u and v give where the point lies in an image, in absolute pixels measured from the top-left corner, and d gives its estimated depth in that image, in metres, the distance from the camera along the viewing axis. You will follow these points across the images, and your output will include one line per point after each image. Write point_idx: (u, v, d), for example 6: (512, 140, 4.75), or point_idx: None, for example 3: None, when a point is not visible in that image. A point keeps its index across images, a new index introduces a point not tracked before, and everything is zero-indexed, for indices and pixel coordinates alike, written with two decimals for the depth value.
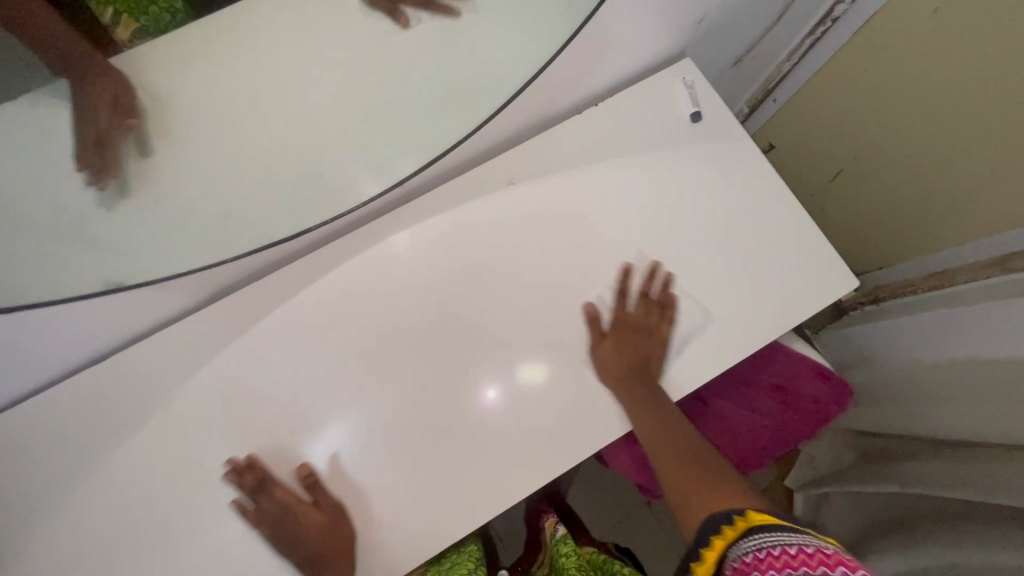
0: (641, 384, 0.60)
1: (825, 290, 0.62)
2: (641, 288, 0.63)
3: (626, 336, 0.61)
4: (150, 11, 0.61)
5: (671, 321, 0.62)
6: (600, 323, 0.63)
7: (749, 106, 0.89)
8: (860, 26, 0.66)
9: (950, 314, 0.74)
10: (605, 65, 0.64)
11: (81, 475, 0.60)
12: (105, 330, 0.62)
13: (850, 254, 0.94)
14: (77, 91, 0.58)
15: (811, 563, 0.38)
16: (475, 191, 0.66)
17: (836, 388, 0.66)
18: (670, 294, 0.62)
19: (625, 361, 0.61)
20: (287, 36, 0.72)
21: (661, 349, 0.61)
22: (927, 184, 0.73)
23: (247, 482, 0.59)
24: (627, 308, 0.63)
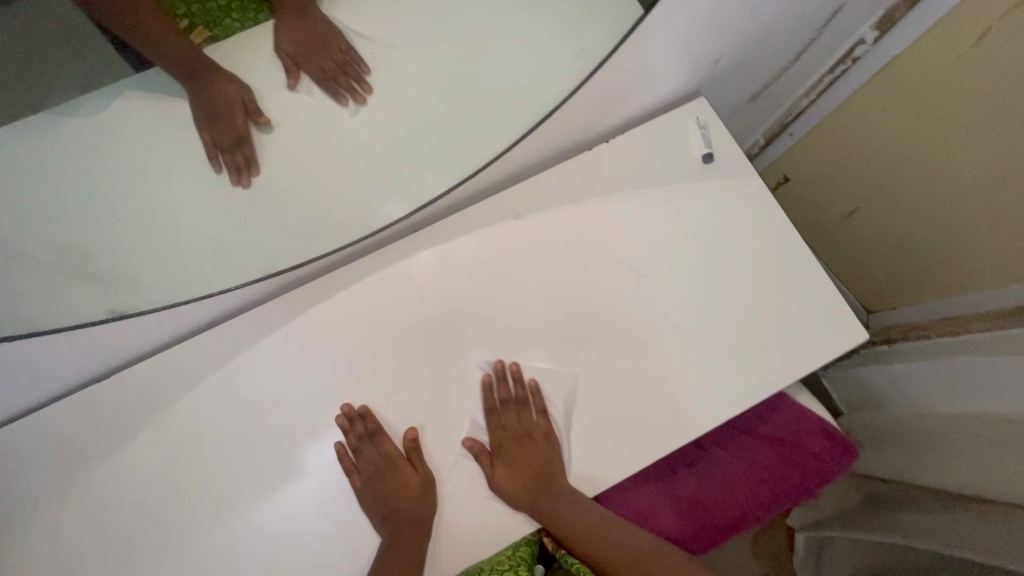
0: (552, 495, 0.60)
1: (833, 340, 0.61)
2: (497, 392, 0.63)
3: (510, 452, 0.62)
4: (224, 23, 0.69)
5: (541, 414, 0.63)
6: (485, 451, 0.61)
7: (765, 138, 0.87)
8: (880, 68, 0.65)
9: (964, 364, 0.72)
10: (617, 104, 0.64)
11: (79, 481, 0.61)
12: (103, 354, 0.62)
13: (863, 292, 0.92)
14: (205, 96, 0.67)
15: None
16: (480, 221, 0.66)
17: (838, 445, 0.66)
18: (527, 386, 0.62)
19: (524, 478, 0.61)
20: None
21: (551, 444, 0.62)
22: (947, 228, 0.71)
23: (357, 429, 0.61)
24: (500, 421, 0.63)
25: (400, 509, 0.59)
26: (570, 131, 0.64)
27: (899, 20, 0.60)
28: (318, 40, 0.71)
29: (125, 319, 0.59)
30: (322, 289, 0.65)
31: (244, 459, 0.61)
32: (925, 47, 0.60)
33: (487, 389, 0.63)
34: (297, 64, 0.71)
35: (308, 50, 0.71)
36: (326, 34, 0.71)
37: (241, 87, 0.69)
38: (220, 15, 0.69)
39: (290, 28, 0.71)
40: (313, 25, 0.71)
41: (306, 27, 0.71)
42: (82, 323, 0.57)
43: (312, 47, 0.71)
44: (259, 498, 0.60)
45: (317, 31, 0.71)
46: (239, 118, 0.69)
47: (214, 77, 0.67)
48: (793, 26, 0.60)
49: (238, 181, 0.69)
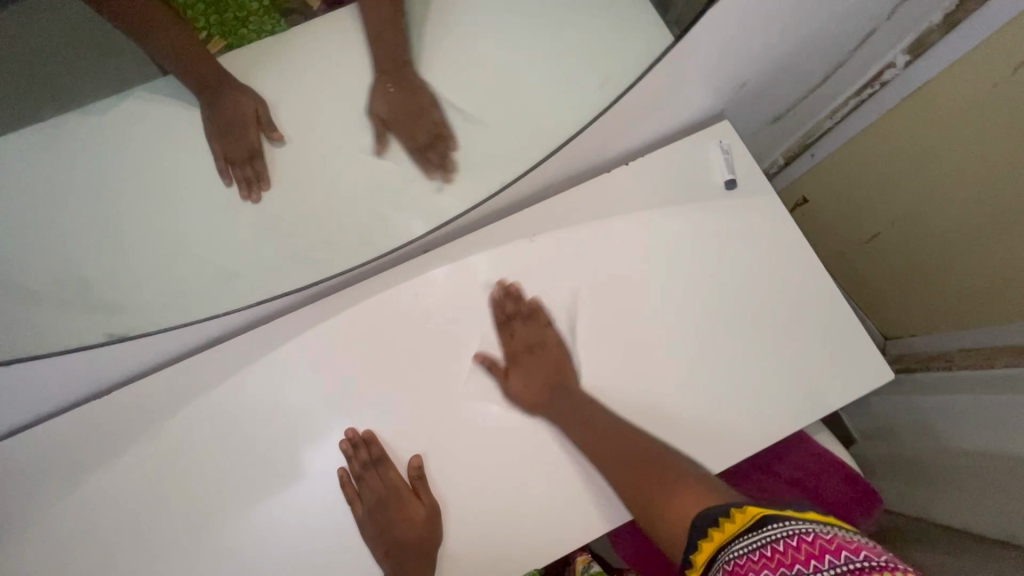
0: (564, 399, 0.59)
1: (855, 377, 0.59)
2: (504, 310, 0.63)
3: (524, 362, 0.62)
4: (240, 33, 0.73)
5: (549, 325, 0.63)
6: (497, 363, 0.62)
7: (785, 158, 0.84)
8: (910, 93, 0.63)
9: (988, 400, 0.69)
10: (637, 127, 0.62)
11: (78, 485, 0.61)
12: (101, 372, 0.62)
13: (882, 318, 0.90)
14: (217, 110, 0.70)
15: (812, 551, 0.37)
16: (493, 239, 0.64)
17: (859, 490, 0.63)
18: (532, 301, 0.63)
19: (537, 384, 0.61)
20: (325, 77, 0.74)
21: (561, 354, 0.62)
22: (977, 257, 0.68)
23: (360, 457, 0.60)
24: (510, 334, 0.63)
25: (406, 541, 0.58)
26: (588, 151, 0.63)
27: (932, 45, 0.58)
28: (415, 109, 0.70)
29: (135, 338, 0.61)
30: (329, 306, 0.63)
31: (244, 475, 0.60)
32: (957, 74, 0.58)
33: (497, 307, 0.63)
34: (386, 128, 0.71)
35: (403, 117, 0.70)
36: (422, 104, 0.70)
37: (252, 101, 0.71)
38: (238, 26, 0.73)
39: (387, 94, 0.71)
40: (411, 94, 0.70)
41: (403, 96, 0.71)
42: (95, 343, 0.59)
43: (405, 116, 0.70)
44: (257, 514, 0.59)
45: (414, 100, 0.70)
46: (252, 133, 0.71)
47: (229, 91, 0.70)
48: (821, 50, 0.58)
49: (247, 196, 0.70)
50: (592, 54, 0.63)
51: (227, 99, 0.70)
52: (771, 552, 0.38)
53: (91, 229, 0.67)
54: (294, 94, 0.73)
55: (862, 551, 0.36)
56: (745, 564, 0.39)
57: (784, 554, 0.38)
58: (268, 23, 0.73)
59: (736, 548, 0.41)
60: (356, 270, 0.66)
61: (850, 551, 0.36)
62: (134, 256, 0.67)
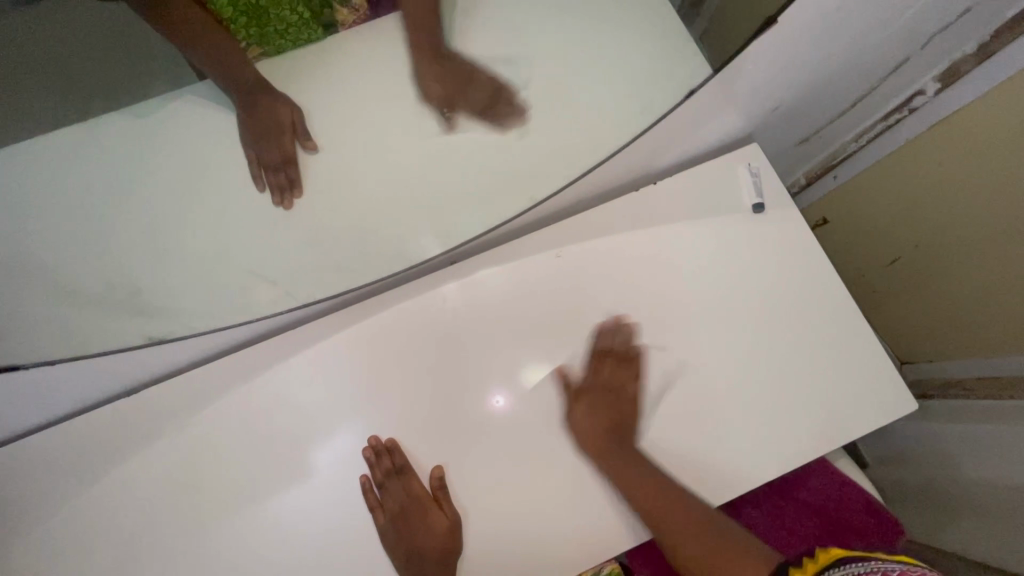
0: (619, 449, 0.58)
1: (877, 405, 0.59)
2: (599, 343, 0.62)
3: (597, 399, 0.60)
4: (276, 43, 0.72)
5: (636, 380, 0.61)
6: (568, 387, 0.61)
7: (806, 179, 0.84)
8: (938, 121, 0.63)
9: (1007, 432, 0.68)
10: (666, 147, 0.63)
11: (102, 472, 0.62)
12: (126, 372, 0.64)
13: (898, 342, 0.88)
14: (251, 114, 0.71)
15: None
16: (520, 251, 0.64)
17: (882, 522, 0.62)
18: (635, 348, 0.61)
19: (602, 425, 0.59)
20: (364, 89, 0.76)
21: (634, 407, 0.60)
22: (999, 286, 0.67)
23: (383, 465, 0.60)
24: (595, 369, 0.61)
25: (429, 550, 0.58)
26: (621, 170, 0.65)
27: (964, 74, 0.58)
28: (463, 76, 0.74)
29: (171, 340, 0.63)
30: (355, 313, 0.64)
31: (263, 474, 0.61)
32: (987, 104, 0.58)
33: (600, 336, 0.62)
34: (458, 102, 0.74)
35: (458, 94, 0.74)
36: (472, 74, 0.74)
37: (286, 108, 0.73)
38: (275, 35, 0.72)
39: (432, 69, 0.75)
40: (450, 69, 0.75)
41: (447, 69, 0.75)
42: (141, 345, 0.62)
43: (461, 86, 0.74)
44: (273, 513, 0.59)
45: (459, 73, 0.74)
46: (288, 141, 0.72)
47: (269, 100, 0.72)
48: (852, 77, 0.59)
49: (280, 202, 0.70)
50: (627, 83, 0.67)
51: (264, 104, 0.71)
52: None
53: (127, 223, 0.69)
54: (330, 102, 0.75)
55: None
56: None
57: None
58: (306, 32, 0.73)
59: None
60: (385, 280, 0.67)
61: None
62: (165, 253, 0.68)
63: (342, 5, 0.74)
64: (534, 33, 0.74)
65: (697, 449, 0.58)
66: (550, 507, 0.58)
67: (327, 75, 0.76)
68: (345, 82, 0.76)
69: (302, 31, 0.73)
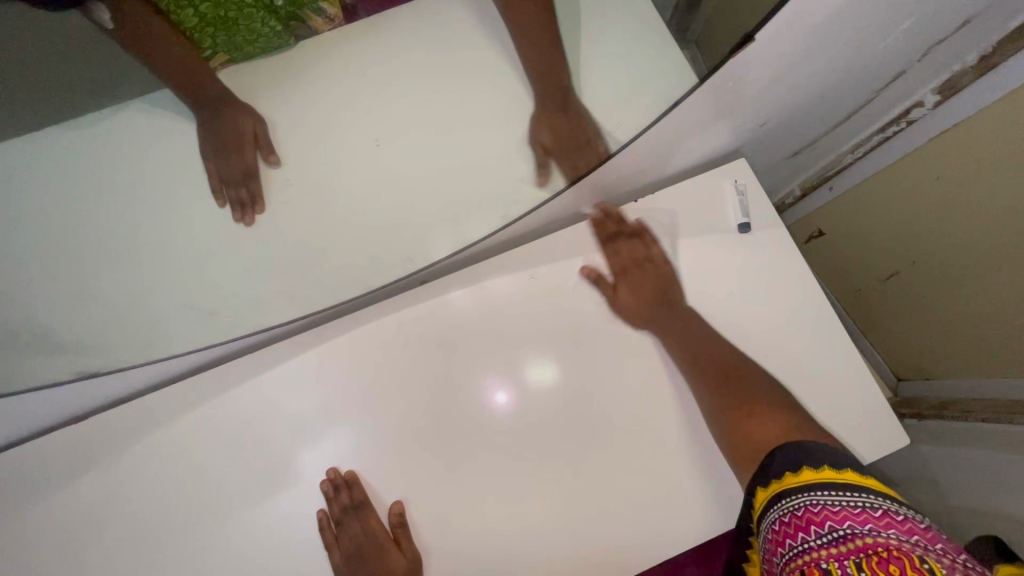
0: (672, 309, 0.60)
1: (861, 438, 0.56)
2: (606, 229, 0.63)
3: (631, 276, 0.61)
4: (243, 49, 0.80)
5: (653, 244, 0.62)
6: (604, 278, 0.62)
7: (802, 189, 0.82)
8: (936, 136, 0.60)
9: (982, 456, 0.66)
10: (647, 164, 0.61)
11: (63, 487, 0.61)
12: (60, 406, 0.63)
13: (893, 358, 0.86)
14: (207, 126, 0.80)
15: (811, 521, 0.41)
16: (493, 268, 0.62)
17: None
18: (638, 223, 0.62)
19: (647, 299, 0.61)
20: (342, 99, 0.84)
21: (667, 270, 0.61)
22: (998, 305, 0.64)
23: (341, 499, 0.58)
24: (615, 254, 0.62)
25: None
26: (602, 185, 0.62)
27: (965, 87, 0.54)
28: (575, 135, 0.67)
29: (109, 372, 0.64)
30: (325, 330, 0.62)
31: (217, 487, 0.60)
32: (988, 119, 0.54)
33: (597, 227, 0.63)
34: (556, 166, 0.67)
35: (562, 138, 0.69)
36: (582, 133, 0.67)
37: (239, 119, 0.81)
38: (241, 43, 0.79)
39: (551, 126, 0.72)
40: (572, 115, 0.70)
41: (565, 119, 0.71)
42: (104, 371, 0.64)
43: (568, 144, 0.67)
44: (223, 527, 0.59)
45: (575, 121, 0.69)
46: (248, 155, 0.81)
47: (230, 111, 0.81)
48: (844, 87, 0.56)
49: (242, 218, 0.80)
50: (617, 104, 0.66)
51: (215, 117, 0.80)
52: (804, 517, 0.42)
53: None
54: (285, 114, 0.83)
55: (888, 528, 0.39)
56: (781, 528, 0.43)
57: (816, 518, 0.41)
58: (272, 39, 0.81)
59: (775, 514, 0.44)
60: (348, 302, 0.67)
61: (868, 525, 0.40)
62: None
63: (316, 14, 0.81)
64: (529, 55, 0.76)
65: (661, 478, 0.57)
66: (513, 540, 0.56)
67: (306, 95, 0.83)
68: (328, 98, 0.84)
69: (270, 41, 0.81)
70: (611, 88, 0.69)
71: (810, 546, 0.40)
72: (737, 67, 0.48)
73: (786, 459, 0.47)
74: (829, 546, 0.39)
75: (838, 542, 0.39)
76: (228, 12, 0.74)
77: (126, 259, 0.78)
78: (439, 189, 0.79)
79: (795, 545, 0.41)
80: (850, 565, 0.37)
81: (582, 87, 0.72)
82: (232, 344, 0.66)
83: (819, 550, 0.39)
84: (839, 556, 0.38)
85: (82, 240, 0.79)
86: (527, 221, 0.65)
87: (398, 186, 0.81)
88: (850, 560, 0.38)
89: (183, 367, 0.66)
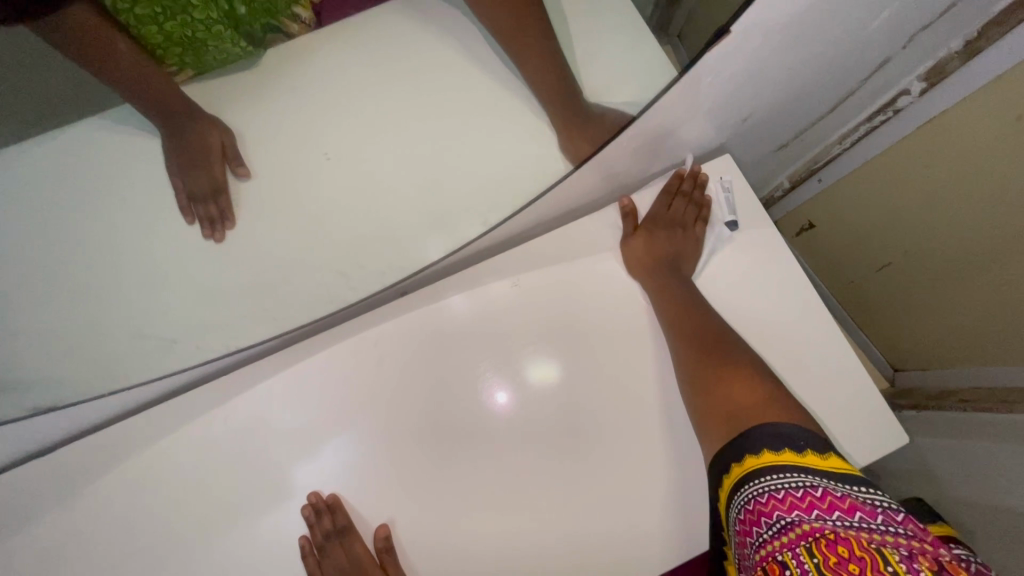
0: (670, 274, 0.59)
1: (859, 437, 0.55)
2: (686, 185, 0.61)
3: (658, 227, 0.61)
4: (205, 62, 0.78)
5: (701, 222, 0.61)
6: (636, 215, 0.61)
7: (791, 182, 0.80)
8: (923, 123, 0.59)
9: (981, 446, 0.65)
10: (631, 164, 0.59)
11: (35, 522, 0.58)
12: (16, 442, 0.60)
13: (890, 349, 0.84)
14: (174, 141, 0.78)
15: (760, 514, 0.42)
16: (477, 276, 0.61)
17: None
18: (707, 197, 0.61)
19: (656, 253, 0.60)
20: (321, 110, 0.82)
21: (694, 250, 0.61)
22: (995, 291, 0.62)
23: (324, 524, 0.56)
24: (667, 203, 0.62)
25: None
26: (584, 186, 0.61)
27: (950, 73, 0.53)
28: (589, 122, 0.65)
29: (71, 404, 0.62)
30: (308, 347, 0.61)
31: (196, 514, 0.58)
32: (976, 105, 0.53)
33: (679, 176, 0.61)
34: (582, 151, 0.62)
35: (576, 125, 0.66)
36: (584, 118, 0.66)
37: (205, 133, 0.78)
38: (204, 57, 0.77)
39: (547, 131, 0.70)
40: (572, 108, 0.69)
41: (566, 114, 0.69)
42: (68, 404, 0.62)
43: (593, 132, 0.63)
44: (205, 553, 0.57)
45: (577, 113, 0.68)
46: (217, 169, 0.78)
47: (198, 124, 0.78)
48: (829, 79, 0.55)
49: (212, 235, 0.78)
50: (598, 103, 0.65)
51: (178, 130, 0.77)
52: (755, 510, 0.42)
53: None
54: (263, 128, 0.82)
55: (832, 510, 0.39)
56: (741, 527, 0.43)
57: (765, 510, 0.42)
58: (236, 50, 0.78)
59: (734, 509, 0.45)
60: (323, 318, 0.66)
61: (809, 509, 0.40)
62: None
63: (291, 21, 0.81)
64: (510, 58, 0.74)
65: (654, 486, 0.55)
66: (505, 555, 0.55)
67: (285, 106, 0.82)
68: (309, 109, 0.82)
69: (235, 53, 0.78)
70: (593, 90, 0.68)
71: (764, 539, 0.40)
72: (716, 61, 0.47)
73: (737, 442, 0.48)
74: (778, 537, 0.39)
75: (784, 531, 0.39)
76: (195, 32, 0.73)
77: (102, 280, 0.76)
78: (422, 197, 0.78)
79: (753, 540, 0.41)
80: (799, 551, 0.38)
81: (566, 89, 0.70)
82: (206, 366, 0.64)
83: (771, 542, 0.40)
84: (788, 545, 0.38)
85: (56, 262, 0.77)
86: (516, 220, 0.64)
87: (382, 195, 0.79)
88: (800, 547, 0.38)
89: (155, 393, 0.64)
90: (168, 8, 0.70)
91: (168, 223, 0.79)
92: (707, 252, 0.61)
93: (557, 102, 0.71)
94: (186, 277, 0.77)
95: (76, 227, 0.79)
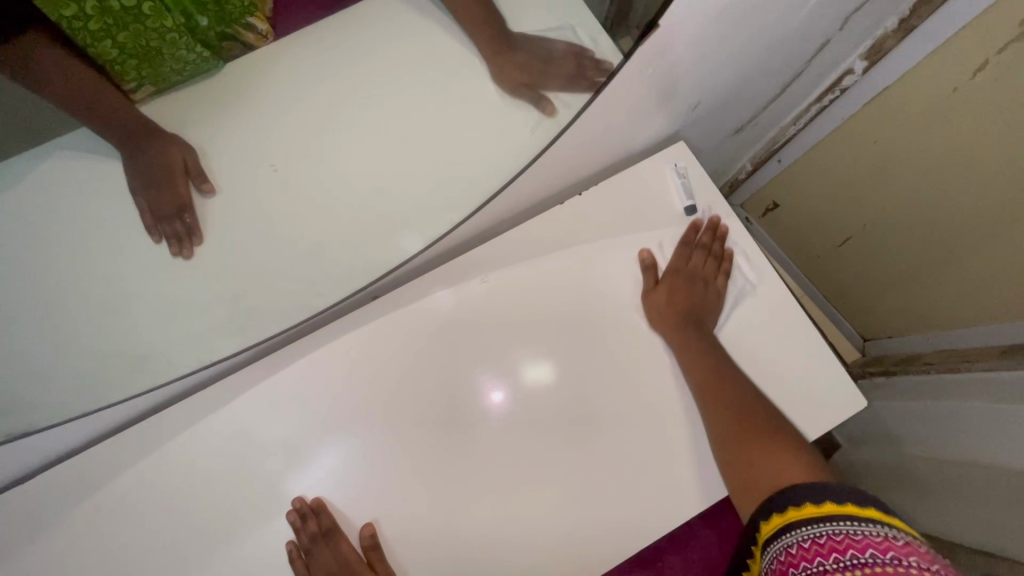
0: (695, 328, 0.59)
1: (822, 405, 0.57)
2: (703, 240, 0.62)
3: (681, 280, 0.60)
4: (170, 77, 0.79)
5: (723, 274, 0.61)
6: (655, 269, 0.62)
7: (752, 164, 0.82)
8: (869, 100, 0.61)
9: (939, 404, 0.68)
10: (591, 155, 0.61)
11: (16, 551, 0.58)
12: None
13: (857, 320, 0.87)
14: (133, 159, 0.77)
15: (854, 547, 0.39)
16: (444, 275, 0.62)
17: None
18: (726, 249, 0.62)
19: (681, 308, 0.59)
20: (291, 127, 0.83)
21: (717, 305, 0.61)
22: (946, 255, 0.65)
23: (309, 528, 0.57)
24: (687, 255, 0.62)
25: None
26: (546, 179, 0.62)
27: (889, 50, 0.56)
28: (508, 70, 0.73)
29: (42, 429, 0.60)
30: (284, 357, 0.61)
31: (181, 530, 0.58)
32: (914, 81, 0.56)
33: (697, 231, 0.62)
34: (536, 86, 0.66)
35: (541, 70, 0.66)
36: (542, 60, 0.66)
37: (166, 149, 0.78)
38: (165, 71, 0.78)
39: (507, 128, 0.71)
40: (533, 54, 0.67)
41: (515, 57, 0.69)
42: (37, 429, 0.60)
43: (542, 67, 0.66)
44: (194, 564, 0.57)
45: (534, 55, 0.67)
46: (180, 185, 0.78)
47: (160, 142, 0.78)
48: (774, 63, 0.58)
49: (179, 252, 0.79)
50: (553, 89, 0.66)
51: (138, 146, 0.77)
52: (844, 542, 0.40)
53: None
54: (225, 142, 0.82)
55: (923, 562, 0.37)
56: (810, 549, 0.40)
57: (856, 545, 0.39)
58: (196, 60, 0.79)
59: (790, 540, 0.42)
60: (299, 326, 0.66)
61: (893, 552, 0.38)
62: None
63: (247, 30, 0.81)
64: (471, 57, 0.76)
65: (631, 467, 0.57)
66: (489, 544, 0.56)
67: (252, 121, 0.83)
68: (274, 121, 0.83)
69: (196, 62, 0.79)
70: None
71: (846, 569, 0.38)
72: (661, 53, 0.48)
73: (813, 486, 0.45)
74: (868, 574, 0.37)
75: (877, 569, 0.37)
76: (150, 41, 0.74)
77: (71, 306, 0.76)
78: (390, 201, 0.79)
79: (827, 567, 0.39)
80: None
81: (499, 50, 0.73)
82: (181, 382, 0.64)
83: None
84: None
85: (21, 291, 0.76)
86: (479, 218, 0.65)
87: (351, 202, 0.80)
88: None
89: (131, 413, 0.64)
90: (121, 18, 0.71)
91: (134, 243, 0.79)
92: (730, 306, 0.61)
93: (512, 99, 0.72)
94: (157, 295, 0.77)
95: (38, 254, 0.78)
